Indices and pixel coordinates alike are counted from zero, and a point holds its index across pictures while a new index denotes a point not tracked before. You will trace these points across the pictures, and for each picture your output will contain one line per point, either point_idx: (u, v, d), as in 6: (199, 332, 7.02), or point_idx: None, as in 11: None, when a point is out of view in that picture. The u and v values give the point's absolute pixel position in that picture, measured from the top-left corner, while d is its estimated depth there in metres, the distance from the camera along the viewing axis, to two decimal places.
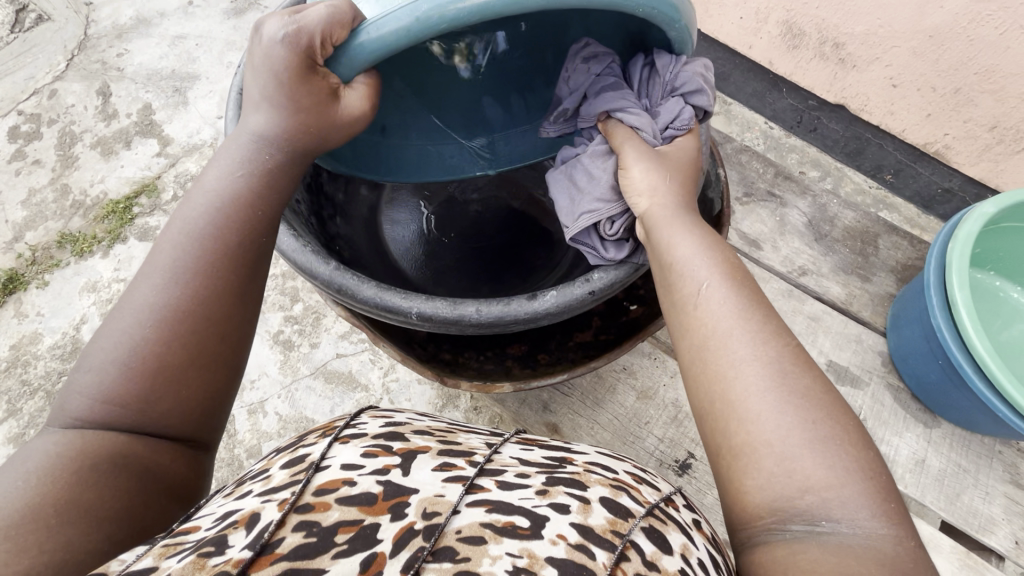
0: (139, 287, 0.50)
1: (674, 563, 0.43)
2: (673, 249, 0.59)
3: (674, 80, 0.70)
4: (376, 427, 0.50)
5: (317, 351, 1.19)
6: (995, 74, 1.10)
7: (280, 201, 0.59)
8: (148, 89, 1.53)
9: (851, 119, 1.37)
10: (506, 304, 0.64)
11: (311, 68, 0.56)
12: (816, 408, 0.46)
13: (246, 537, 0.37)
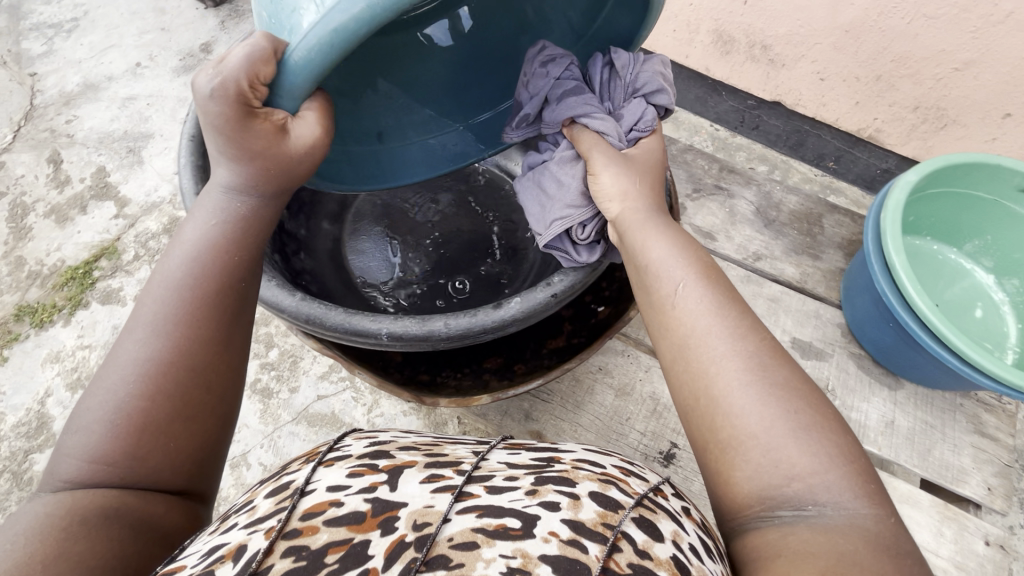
0: (147, 314, 0.53)
1: (667, 549, 0.45)
2: (650, 251, 0.63)
3: (640, 82, 0.76)
4: (360, 448, 0.54)
5: (297, 395, 1.16)
6: (909, 60, 1.15)
7: (258, 246, 0.61)
8: (101, 152, 1.50)
9: (788, 113, 1.40)
10: (473, 315, 0.66)
11: (246, 109, 0.56)
12: (797, 400, 0.49)
13: (232, 566, 0.40)
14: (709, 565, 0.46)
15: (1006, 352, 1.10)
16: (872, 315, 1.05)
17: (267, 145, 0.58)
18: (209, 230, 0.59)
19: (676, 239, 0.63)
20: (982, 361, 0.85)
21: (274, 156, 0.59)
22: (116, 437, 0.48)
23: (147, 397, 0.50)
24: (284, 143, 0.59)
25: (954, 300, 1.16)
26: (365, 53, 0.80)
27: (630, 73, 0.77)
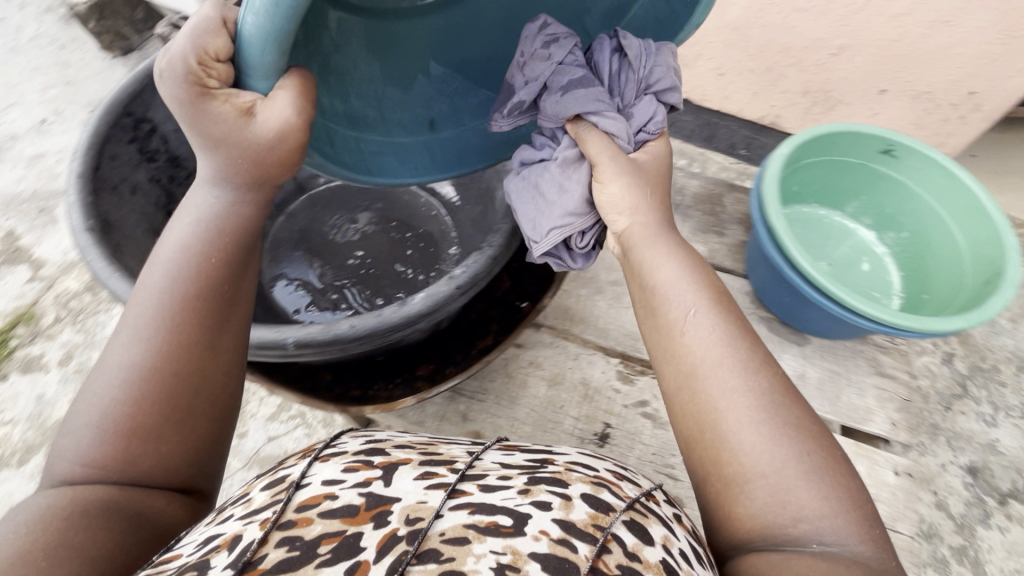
0: (134, 326, 0.61)
1: (655, 553, 0.51)
2: (660, 275, 0.71)
3: (653, 75, 0.79)
4: (356, 446, 0.61)
5: (246, 440, 1.12)
6: (792, 50, 1.25)
7: (239, 259, 0.67)
8: (9, 215, 1.42)
9: (697, 109, 1.48)
10: (379, 315, 0.73)
11: (205, 91, 0.58)
12: (797, 436, 0.57)
13: (227, 556, 0.45)
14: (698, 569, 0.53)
15: (893, 298, 1.19)
16: (769, 279, 1.12)
17: (234, 131, 0.60)
18: (187, 245, 0.64)
19: (688, 268, 0.71)
20: (869, 313, 0.92)
21: (242, 144, 0.62)
22: (110, 439, 0.56)
23: (134, 402, 0.57)
24: (247, 123, 0.60)
25: (845, 259, 1.23)
26: (405, 43, 0.83)
27: (642, 63, 0.79)
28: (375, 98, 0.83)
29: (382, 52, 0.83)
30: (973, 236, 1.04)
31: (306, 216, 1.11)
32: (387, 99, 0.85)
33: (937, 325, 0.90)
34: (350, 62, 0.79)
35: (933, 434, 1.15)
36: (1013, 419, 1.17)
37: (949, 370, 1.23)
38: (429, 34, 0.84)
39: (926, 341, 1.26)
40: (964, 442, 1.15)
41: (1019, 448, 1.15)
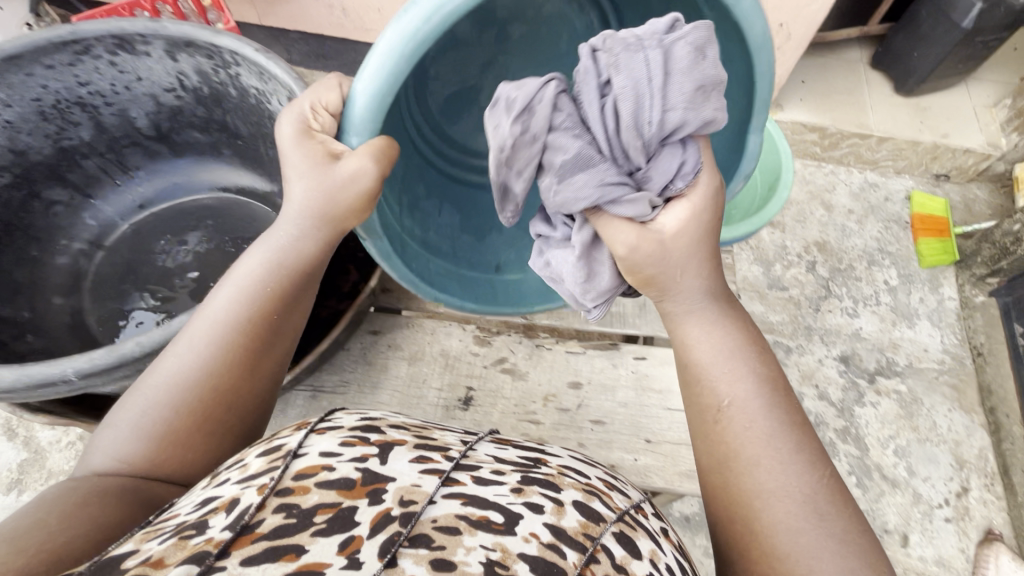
0: (198, 331, 0.56)
1: (643, 566, 0.44)
2: (694, 342, 0.60)
3: (675, 115, 0.54)
4: (352, 421, 0.49)
5: None
6: None
7: (293, 292, 0.61)
8: None
9: None
10: (165, 326, 0.58)
11: (307, 132, 0.60)
12: (857, 559, 0.47)
13: (226, 518, 0.38)
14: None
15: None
16: None
17: (317, 169, 0.59)
18: (255, 265, 0.60)
19: (736, 343, 0.59)
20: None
21: (323, 186, 0.59)
22: (145, 444, 0.51)
23: (173, 411, 0.52)
24: (328, 166, 0.59)
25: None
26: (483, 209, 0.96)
27: (655, 107, 0.54)
28: (450, 241, 0.88)
29: (465, 211, 0.94)
30: (756, 148, 1.08)
31: (128, 246, 0.94)
32: (459, 246, 0.89)
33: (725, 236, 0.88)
34: (435, 210, 0.88)
35: (808, 335, 1.26)
36: (870, 307, 1.31)
37: (813, 276, 1.34)
38: (489, 210, 0.96)
39: (791, 254, 1.37)
40: (835, 335, 1.27)
41: (878, 331, 1.28)
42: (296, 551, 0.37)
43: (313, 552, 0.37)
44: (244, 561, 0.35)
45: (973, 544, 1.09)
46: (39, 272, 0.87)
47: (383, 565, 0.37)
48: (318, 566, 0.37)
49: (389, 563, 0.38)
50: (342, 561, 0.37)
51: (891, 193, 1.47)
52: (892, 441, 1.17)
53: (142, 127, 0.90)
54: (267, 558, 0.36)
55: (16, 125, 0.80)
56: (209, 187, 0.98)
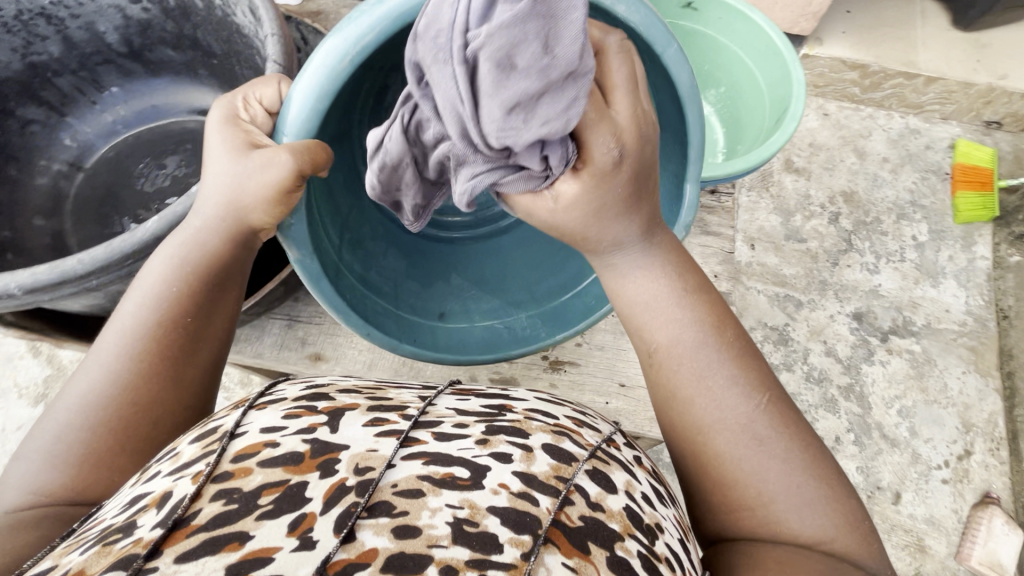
0: (104, 347, 0.48)
1: (621, 500, 0.42)
2: (632, 289, 0.55)
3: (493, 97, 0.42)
4: (298, 391, 0.45)
5: None
6: None
7: (216, 289, 0.52)
8: None
9: None
10: (109, 244, 0.52)
11: (236, 120, 0.53)
12: (799, 473, 0.47)
13: (157, 514, 0.34)
14: (660, 512, 0.45)
15: (716, 156, 1.01)
16: None
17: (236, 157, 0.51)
18: (161, 264, 0.51)
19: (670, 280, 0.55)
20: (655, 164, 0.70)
21: (235, 178, 0.51)
22: (62, 472, 0.43)
23: (91, 429, 0.45)
24: (245, 152, 0.51)
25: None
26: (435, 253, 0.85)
27: (470, 118, 0.44)
28: (392, 281, 0.77)
29: (413, 255, 0.83)
30: (772, 76, 0.87)
31: (110, 170, 0.86)
32: (404, 288, 0.77)
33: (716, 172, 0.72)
34: (382, 251, 0.78)
35: (822, 290, 1.21)
36: (893, 263, 1.24)
37: (835, 229, 1.26)
38: (442, 255, 0.86)
39: (814, 204, 1.28)
40: (850, 291, 1.21)
41: (898, 289, 1.22)
42: (240, 539, 0.32)
43: (259, 537, 0.33)
44: (180, 557, 0.31)
45: (968, 506, 1.07)
46: (18, 192, 0.80)
47: (340, 542, 0.33)
48: (267, 552, 0.32)
49: (347, 539, 0.33)
50: (294, 543, 0.33)
51: (933, 141, 1.35)
52: (897, 401, 1.14)
53: (113, 43, 0.81)
54: (205, 552, 0.31)
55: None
56: (188, 111, 0.87)
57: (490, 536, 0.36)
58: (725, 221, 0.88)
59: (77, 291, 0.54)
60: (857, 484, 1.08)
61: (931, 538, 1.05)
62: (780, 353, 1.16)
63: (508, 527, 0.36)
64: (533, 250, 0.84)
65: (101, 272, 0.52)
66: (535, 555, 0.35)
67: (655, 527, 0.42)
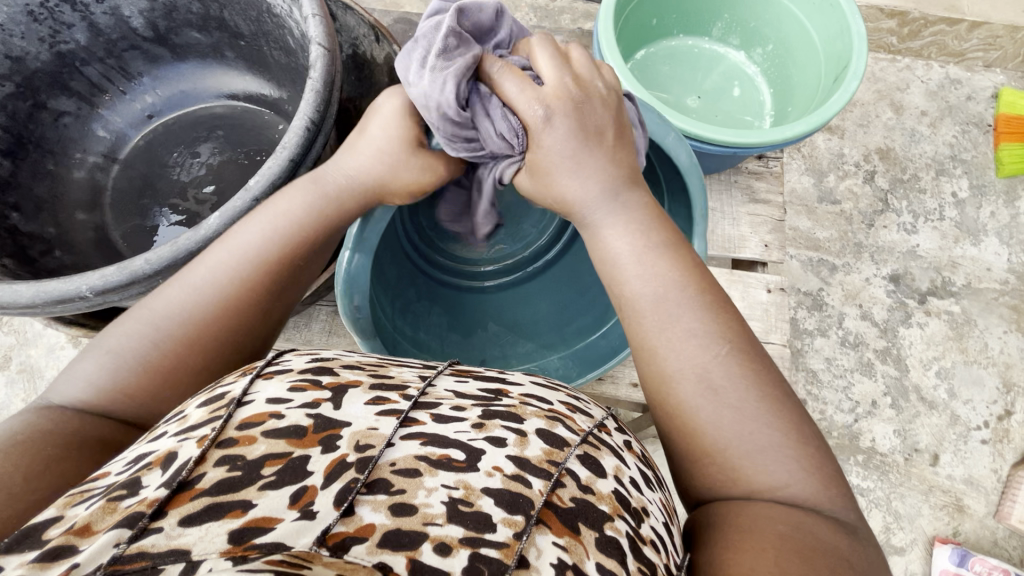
0: (213, 263, 0.45)
1: (609, 484, 0.36)
2: (601, 241, 0.50)
3: (423, 92, 0.49)
4: (303, 362, 0.38)
5: None
6: None
7: (322, 246, 0.51)
8: None
9: None
10: (174, 243, 0.48)
11: (415, 112, 0.53)
12: (763, 417, 0.41)
13: (163, 474, 0.29)
14: (647, 495, 0.39)
15: (764, 119, 0.97)
16: None
17: (399, 146, 0.52)
18: (297, 201, 0.49)
19: (653, 234, 0.48)
20: (713, 137, 0.67)
21: (384, 164, 0.52)
22: (143, 375, 0.42)
23: (182, 341, 0.43)
24: (411, 152, 0.52)
25: (712, 89, 0.99)
26: (472, 305, 0.85)
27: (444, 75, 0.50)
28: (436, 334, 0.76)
29: (453, 309, 0.83)
30: (827, 30, 0.82)
31: (145, 160, 0.83)
32: (451, 345, 0.77)
33: (784, 134, 0.67)
34: (425, 311, 0.78)
35: (857, 252, 1.17)
36: (932, 222, 1.20)
37: (871, 188, 1.21)
38: (483, 305, 0.85)
39: (849, 163, 1.22)
40: (887, 253, 1.18)
41: (937, 248, 1.18)
42: (244, 506, 0.28)
43: (261, 506, 0.28)
44: (185, 520, 0.27)
45: (1007, 465, 1.07)
46: (57, 186, 0.75)
47: (339, 515, 0.29)
48: (268, 522, 0.28)
49: (346, 512, 0.29)
50: (295, 515, 0.28)
51: (974, 91, 1.28)
52: (935, 362, 1.12)
53: (138, 27, 0.76)
54: (210, 516, 0.27)
55: (5, 28, 0.67)
56: (217, 95, 0.85)
57: (484, 516, 0.31)
58: (774, 186, 0.85)
59: (143, 290, 0.50)
60: (895, 447, 1.07)
61: (970, 498, 1.06)
62: (814, 318, 1.14)
63: (502, 508, 0.32)
64: (568, 290, 0.82)
65: (169, 271, 0.49)
66: (528, 535, 0.31)
67: (640, 511, 0.37)
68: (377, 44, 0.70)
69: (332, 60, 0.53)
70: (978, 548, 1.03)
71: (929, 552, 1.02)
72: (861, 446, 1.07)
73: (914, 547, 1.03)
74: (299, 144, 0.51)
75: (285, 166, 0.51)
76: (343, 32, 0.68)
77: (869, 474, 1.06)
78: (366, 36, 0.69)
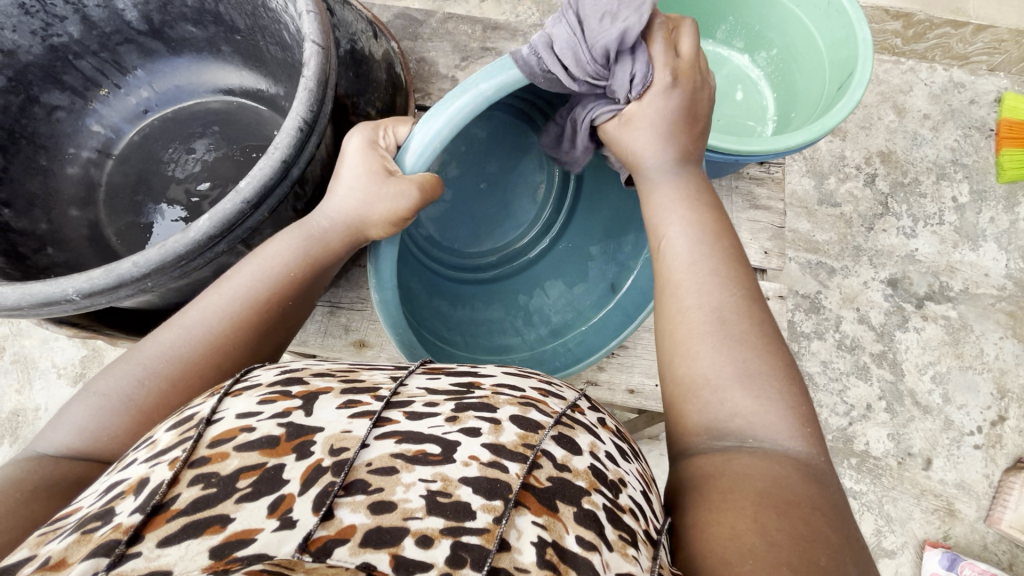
0: (211, 305, 0.47)
1: (585, 460, 0.36)
2: (651, 192, 0.54)
3: (602, 5, 0.52)
4: (272, 375, 0.38)
5: None
6: None
7: (316, 286, 0.54)
8: None
9: None
10: (162, 244, 0.48)
11: (374, 147, 0.54)
12: (757, 352, 0.44)
13: (136, 500, 0.29)
14: (623, 467, 0.39)
15: (766, 124, 0.97)
16: None
17: (369, 179, 0.52)
18: (286, 244, 0.52)
19: (693, 193, 0.52)
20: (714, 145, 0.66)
21: (364, 197, 0.53)
22: (127, 417, 0.42)
23: (168, 382, 0.43)
24: (382, 180, 0.52)
25: None
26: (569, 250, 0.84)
27: (583, 19, 0.53)
28: (569, 304, 0.80)
29: (562, 269, 0.84)
30: (831, 36, 0.81)
31: (140, 156, 0.82)
32: (579, 297, 0.80)
33: (783, 141, 0.67)
34: (540, 296, 0.82)
35: (856, 256, 1.17)
36: (931, 226, 1.19)
37: (871, 191, 1.20)
38: (570, 241, 0.85)
39: (850, 165, 1.21)
40: (886, 257, 1.17)
41: (935, 253, 1.18)
42: (221, 521, 0.28)
43: (240, 519, 0.28)
44: (163, 541, 0.27)
45: (999, 470, 1.08)
46: (50, 182, 0.74)
47: (317, 520, 0.28)
48: (249, 533, 0.27)
49: (326, 516, 0.29)
50: (275, 524, 0.28)
51: (977, 95, 1.27)
52: (931, 367, 1.12)
53: (133, 21, 0.75)
54: (188, 535, 0.27)
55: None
56: (212, 90, 0.84)
57: (463, 505, 0.31)
58: (775, 192, 0.84)
59: (133, 292, 0.49)
60: (889, 451, 1.08)
61: (962, 502, 1.06)
62: (811, 321, 1.14)
63: (481, 495, 0.31)
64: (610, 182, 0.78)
65: (157, 274, 0.48)
66: (507, 518, 0.30)
67: (618, 482, 0.36)
68: (375, 40, 0.69)
69: (329, 59, 0.52)
70: (969, 552, 1.04)
71: (919, 555, 1.03)
72: (855, 449, 1.08)
73: (904, 549, 1.04)
74: (291, 145, 0.50)
75: (277, 168, 0.50)
76: (341, 27, 0.64)
77: (862, 477, 1.06)
78: (364, 32, 0.67)
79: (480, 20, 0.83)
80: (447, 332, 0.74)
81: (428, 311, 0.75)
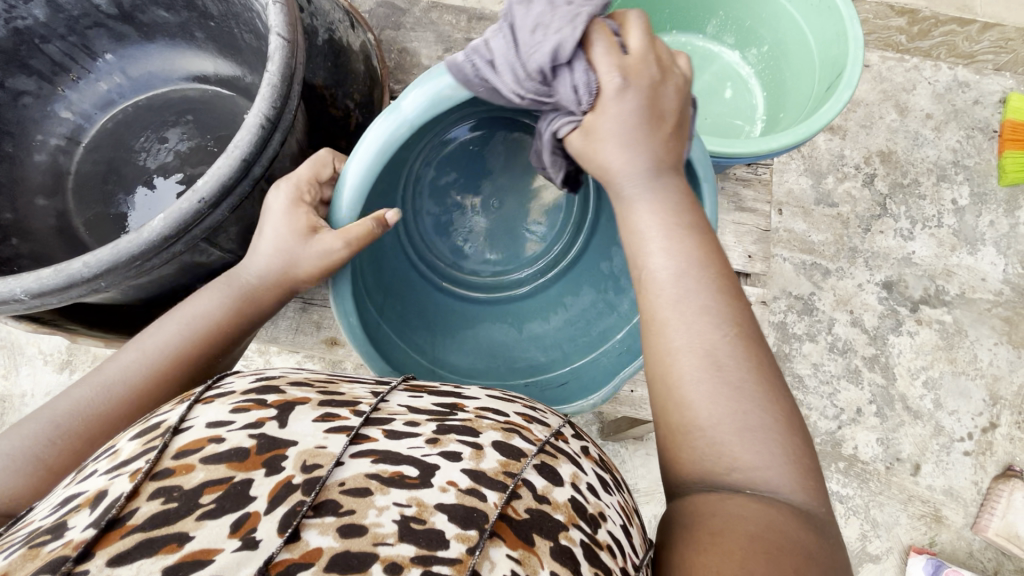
0: (128, 358, 0.46)
1: (566, 492, 0.35)
2: (629, 213, 0.48)
3: (510, 53, 0.50)
4: (247, 383, 0.36)
5: None
6: None
7: (245, 339, 0.52)
8: None
9: None
10: (116, 242, 0.47)
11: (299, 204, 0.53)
12: (753, 400, 0.41)
13: (91, 514, 0.27)
14: (604, 500, 0.38)
15: (755, 124, 0.95)
16: None
17: (290, 240, 0.51)
18: (211, 297, 0.51)
19: (674, 210, 0.48)
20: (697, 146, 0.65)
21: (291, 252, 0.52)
22: (34, 476, 0.39)
23: (82, 440, 0.41)
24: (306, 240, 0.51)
25: (704, 90, 0.96)
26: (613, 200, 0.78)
27: (507, 62, 0.51)
28: None
29: None
30: (823, 34, 0.79)
31: (111, 144, 0.80)
32: None
33: (761, 145, 0.65)
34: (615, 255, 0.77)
35: (851, 257, 1.15)
36: (930, 229, 1.17)
37: (869, 192, 1.18)
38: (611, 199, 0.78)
39: (848, 165, 1.19)
40: (881, 259, 1.15)
41: (932, 256, 1.16)
42: (179, 539, 0.26)
43: (199, 538, 0.26)
44: (113, 560, 0.25)
45: (988, 477, 1.07)
46: (16, 169, 0.73)
47: (283, 542, 0.27)
48: (206, 553, 0.26)
49: (291, 538, 0.27)
50: (236, 544, 0.27)
51: (982, 95, 1.24)
52: (923, 372, 1.11)
53: (102, 4, 0.73)
54: (141, 554, 0.25)
55: None
56: (186, 77, 0.82)
57: (436, 533, 0.30)
58: (762, 195, 0.83)
59: (83, 293, 0.48)
60: (877, 455, 1.07)
61: (949, 508, 1.05)
62: (803, 323, 1.13)
63: (455, 523, 0.30)
64: None
65: (108, 275, 0.47)
66: (481, 548, 0.29)
67: (598, 516, 0.35)
68: (352, 30, 0.68)
69: (293, 50, 0.51)
70: (955, 559, 1.04)
71: (903, 561, 1.03)
72: (843, 453, 1.07)
73: (889, 555, 1.03)
74: (252, 142, 0.49)
75: (237, 166, 0.49)
76: (318, 16, 0.63)
77: (849, 481, 1.05)
78: (341, 22, 0.66)
79: (465, 10, 0.81)
80: (545, 355, 0.77)
81: (520, 346, 0.78)
